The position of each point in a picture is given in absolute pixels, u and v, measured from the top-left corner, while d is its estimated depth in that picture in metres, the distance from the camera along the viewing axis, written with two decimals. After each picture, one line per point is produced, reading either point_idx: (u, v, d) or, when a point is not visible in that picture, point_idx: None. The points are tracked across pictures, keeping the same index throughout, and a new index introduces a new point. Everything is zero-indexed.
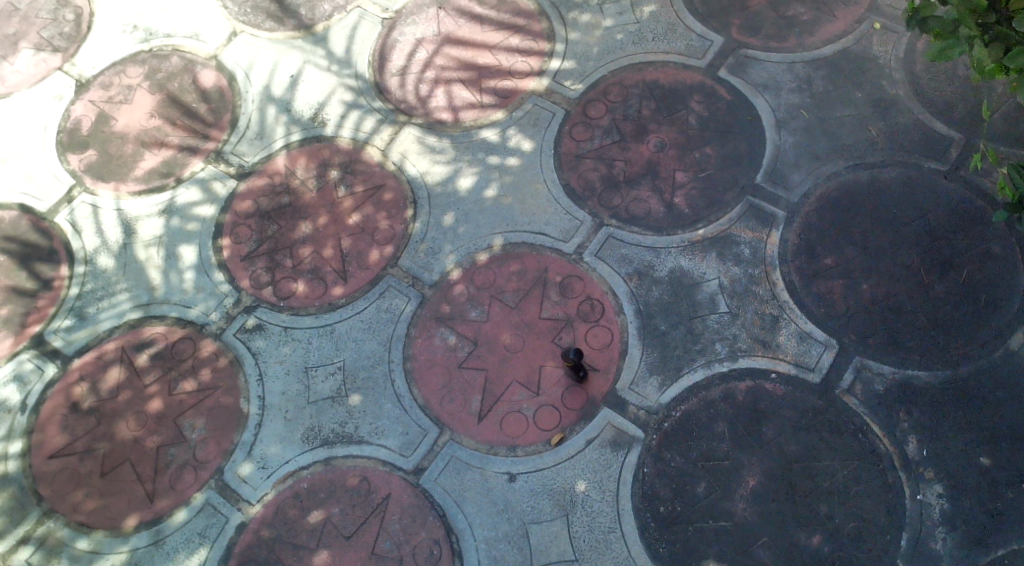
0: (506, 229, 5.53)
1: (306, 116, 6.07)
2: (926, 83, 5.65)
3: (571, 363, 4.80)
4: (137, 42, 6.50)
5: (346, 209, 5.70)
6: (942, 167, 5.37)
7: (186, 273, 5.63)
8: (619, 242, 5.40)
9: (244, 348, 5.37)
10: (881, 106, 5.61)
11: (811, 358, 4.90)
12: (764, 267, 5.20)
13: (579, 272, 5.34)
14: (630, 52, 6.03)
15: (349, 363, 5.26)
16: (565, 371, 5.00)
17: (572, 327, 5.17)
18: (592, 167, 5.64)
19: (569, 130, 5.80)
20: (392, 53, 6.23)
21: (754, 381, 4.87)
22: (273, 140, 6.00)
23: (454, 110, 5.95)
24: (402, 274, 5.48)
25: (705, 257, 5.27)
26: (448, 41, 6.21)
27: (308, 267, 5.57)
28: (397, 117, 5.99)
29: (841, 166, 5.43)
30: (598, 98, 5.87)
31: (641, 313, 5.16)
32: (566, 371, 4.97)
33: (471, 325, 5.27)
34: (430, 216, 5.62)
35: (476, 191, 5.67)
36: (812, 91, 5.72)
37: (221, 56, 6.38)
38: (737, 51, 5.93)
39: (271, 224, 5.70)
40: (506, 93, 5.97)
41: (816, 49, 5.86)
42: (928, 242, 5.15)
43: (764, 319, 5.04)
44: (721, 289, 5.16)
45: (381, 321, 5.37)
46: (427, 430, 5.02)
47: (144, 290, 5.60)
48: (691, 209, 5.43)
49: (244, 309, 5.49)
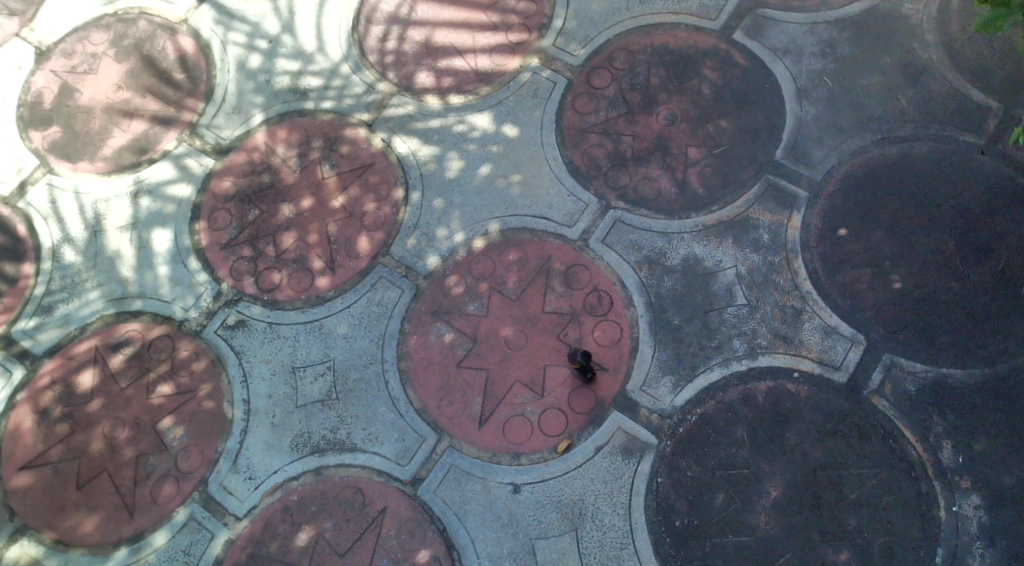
0: (505, 213, 5.11)
1: (286, 87, 5.57)
2: (961, 46, 5.18)
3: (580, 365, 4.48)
4: (102, 5, 5.96)
5: (331, 192, 5.26)
6: (978, 140, 4.93)
7: (162, 264, 5.21)
8: (628, 227, 4.98)
9: (226, 347, 4.99)
10: (911, 71, 5.14)
11: (836, 356, 4.54)
12: (785, 254, 4.80)
13: (585, 261, 4.94)
14: (636, 12, 5.51)
15: (339, 363, 4.90)
16: (573, 371, 4.67)
17: (578, 323, 4.79)
18: (597, 144, 5.19)
19: (571, 102, 5.32)
20: (378, 16, 5.70)
21: (776, 381, 4.52)
22: (251, 115, 5.51)
23: (447, 80, 5.47)
24: (395, 263, 5.08)
25: (721, 243, 4.87)
26: (439, 1, 5.68)
27: (294, 256, 5.15)
28: (384, 88, 5.50)
29: (869, 140, 4.99)
30: (603, 65, 5.38)
31: (653, 306, 4.78)
32: (574, 372, 4.64)
33: (470, 320, 4.89)
34: (422, 199, 5.19)
35: (472, 171, 5.23)
36: (836, 56, 5.24)
37: (194, 20, 5.84)
38: (754, 10, 5.42)
39: (252, 209, 5.26)
40: (502, 60, 5.48)
41: (840, 7, 5.35)
42: (963, 225, 4.75)
43: (786, 312, 4.67)
44: (738, 279, 4.77)
45: (372, 317, 4.99)
46: (424, 436, 4.70)
47: (116, 284, 5.18)
48: (705, 190, 5.01)
49: (226, 303, 5.09)
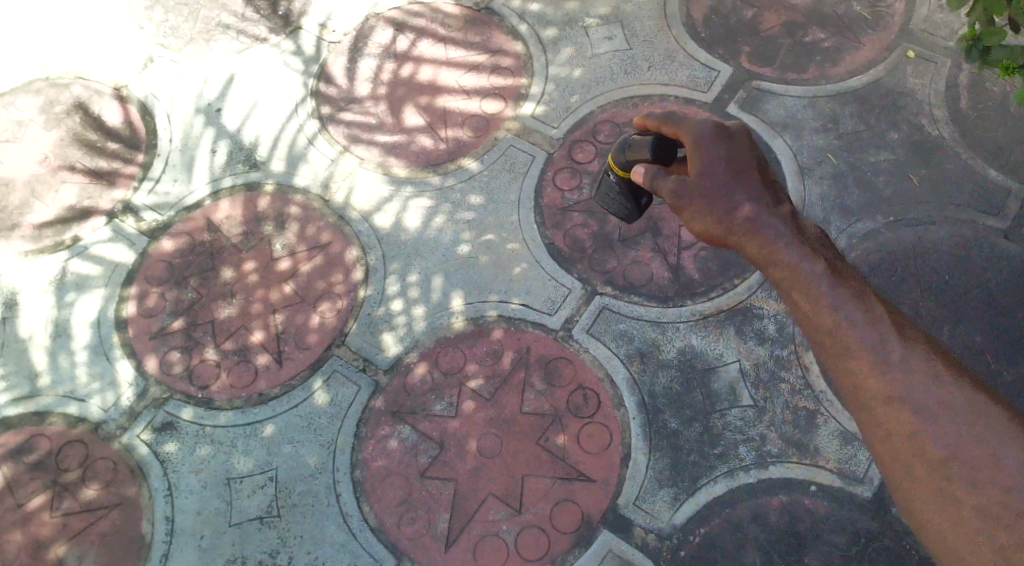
0: (479, 298, 4.52)
1: (236, 157, 4.95)
2: (972, 122, 4.77)
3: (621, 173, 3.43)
4: (33, 70, 5.25)
5: (279, 272, 4.61)
6: (1000, 225, 4.50)
7: (81, 357, 4.49)
8: (616, 314, 4.43)
9: (150, 454, 4.28)
10: (920, 149, 4.71)
11: (859, 467, 4.04)
12: (794, 348, 4.28)
13: (568, 355, 4.36)
14: (621, 83, 5.04)
15: (283, 473, 4.20)
16: (612, 184, 3.58)
17: (562, 426, 4.20)
18: (581, 224, 4.67)
19: (552, 177, 4.80)
20: (345, 77, 5.15)
21: (789, 497, 4.01)
22: (192, 188, 4.87)
23: (417, 153, 4.91)
24: (351, 355, 4.44)
25: (722, 336, 4.33)
26: (418, 63, 5.16)
27: (235, 346, 4.47)
28: (345, 158, 4.92)
29: (880, 223, 4.54)
30: (586, 138, 4.89)
31: (647, 408, 4.21)
32: (616, 181, 3.52)
33: (436, 421, 4.25)
34: (386, 282, 4.59)
35: (441, 250, 4.65)
36: (840, 131, 4.79)
37: (135, 85, 5.18)
38: (747, 82, 4.97)
39: (189, 292, 4.58)
40: (476, 131, 4.95)
41: (840, 81, 4.93)
42: (991, 315, 4.26)
43: (798, 415, 4.15)
44: (742, 375, 4.24)
45: (324, 417, 4.31)
46: (380, 561, 4.02)
47: (25, 378, 4.45)
48: (702, 275, 4.48)
49: (152, 401, 4.39)
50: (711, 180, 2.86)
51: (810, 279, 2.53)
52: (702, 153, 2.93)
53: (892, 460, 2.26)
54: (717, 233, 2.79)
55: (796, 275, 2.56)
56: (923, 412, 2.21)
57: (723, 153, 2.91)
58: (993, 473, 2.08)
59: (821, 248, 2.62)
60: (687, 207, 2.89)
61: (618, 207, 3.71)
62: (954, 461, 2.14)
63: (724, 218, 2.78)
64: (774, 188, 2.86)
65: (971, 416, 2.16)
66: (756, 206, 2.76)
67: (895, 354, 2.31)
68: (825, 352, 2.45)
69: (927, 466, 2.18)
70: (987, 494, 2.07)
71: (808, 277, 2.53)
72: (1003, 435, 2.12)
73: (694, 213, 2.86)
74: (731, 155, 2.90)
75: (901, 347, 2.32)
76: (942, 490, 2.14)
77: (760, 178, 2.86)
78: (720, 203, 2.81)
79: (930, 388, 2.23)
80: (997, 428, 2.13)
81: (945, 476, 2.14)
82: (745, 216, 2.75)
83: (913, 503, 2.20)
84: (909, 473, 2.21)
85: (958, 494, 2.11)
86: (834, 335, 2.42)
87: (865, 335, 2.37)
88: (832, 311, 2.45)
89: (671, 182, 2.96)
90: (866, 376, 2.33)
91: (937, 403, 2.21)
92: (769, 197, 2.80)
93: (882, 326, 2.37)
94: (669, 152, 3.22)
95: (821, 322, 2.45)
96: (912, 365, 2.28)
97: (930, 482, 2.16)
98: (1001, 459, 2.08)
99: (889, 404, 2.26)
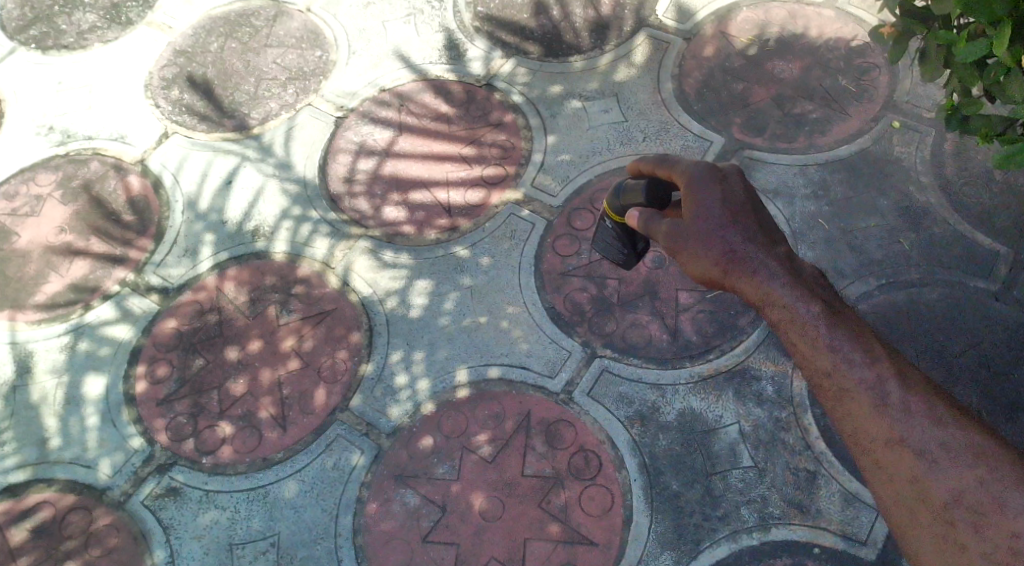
0: (481, 361, 4.60)
1: (246, 227, 5.10)
2: (958, 189, 4.92)
3: (616, 217, 3.52)
4: (53, 146, 5.46)
5: (285, 338, 4.70)
6: (990, 287, 4.60)
7: (88, 423, 4.55)
8: (616, 376, 4.50)
9: (153, 520, 4.29)
10: (909, 214, 4.85)
11: (861, 528, 4.03)
12: (793, 408, 4.33)
13: (569, 417, 4.41)
14: (617, 153, 5.22)
15: (285, 537, 4.21)
16: (608, 227, 3.65)
17: (563, 488, 4.22)
18: (580, 288, 4.77)
19: (551, 243, 4.94)
20: (351, 149, 5.34)
21: (793, 558, 4.00)
22: (202, 257, 5.00)
23: (420, 221, 5.05)
24: (354, 419, 4.48)
25: (721, 397, 4.38)
26: (422, 135, 5.35)
27: (240, 412, 4.52)
28: (351, 227, 5.07)
29: (873, 285, 4.64)
30: (584, 206, 5.05)
31: (648, 470, 4.24)
32: (611, 225, 3.62)
33: (438, 484, 4.27)
34: (389, 347, 4.67)
35: (444, 315, 4.75)
36: (830, 198, 4.94)
37: (150, 160, 5.38)
38: (739, 152, 5.15)
39: (196, 358, 4.66)
40: (478, 200, 5.11)
41: (829, 150, 5.11)
42: (986, 376, 4.32)
43: (799, 476, 4.17)
44: (742, 437, 4.28)
45: (327, 481, 4.34)
46: None
47: (33, 445, 4.50)
48: (700, 337, 4.56)
49: (157, 467, 4.42)
50: (707, 223, 2.93)
51: (810, 321, 2.62)
52: (697, 198, 2.99)
53: (896, 503, 2.35)
54: (715, 276, 2.88)
55: (793, 318, 2.66)
56: (924, 456, 2.32)
57: (719, 199, 2.97)
58: (995, 513, 2.18)
59: (819, 291, 2.72)
60: (680, 251, 2.98)
61: (614, 251, 3.74)
62: (957, 505, 2.24)
63: (722, 260, 2.86)
64: (770, 228, 2.94)
65: (972, 457, 2.27)
66: (756, 247, 2.85)
67: (895, 397, 2.42)
68: (826, 395, 2.55)
69: (930, 508, 2.28)
70: (991, 538, 2.17)
71: (805, 320, 2.63)
72: (1004, 476, 2.22)
73: (689, 258, 2.95)
74: (726, 197, 2.98)
75: (900, 389, 2.43)
76: (948, 532, 2.24)
77: (756, 219, 2.95)
78: (718, 246, 2.88)
79: (931, 430, 2.35)
80: (997, 469, 2.24)
81: (948, 519, 2.24)
82: (745, 257, 2.83)
83: (917, 546, 2.29)
84: (912, 516, 2.31)
85: (962, 536, 2.21)
86: (833, 377, 2.53)
87: (864, 377, 2.48)
88: (831, 353, 2.55)
89: (665, 225, 3.04)
90: (867, 420, 2.43)
91: (938, 446, 2.32)
92: (765, 239, 2.88)
93: (881, 367, 2.48)
94: (663, 195, 3.25)
95: (821, 365, 2.56)
96: (912, 409, 2.39)
97: (936, 525, 2.26)
98: (1003, 500, 2.19)
99: (892, 449, 2.37)
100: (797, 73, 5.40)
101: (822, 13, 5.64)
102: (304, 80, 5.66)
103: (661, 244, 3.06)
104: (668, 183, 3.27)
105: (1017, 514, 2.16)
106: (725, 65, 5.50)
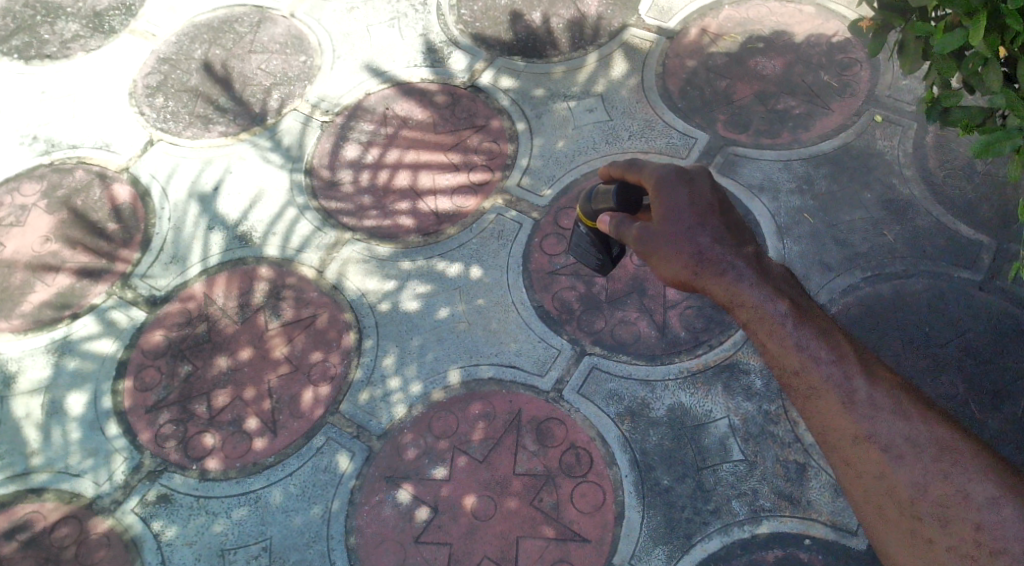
0: (470, 361, 4.60)
1: (233, 233, 5.09)
2: (941, 182, 4.96)
3: (590, 224, 3.54)
4: (37, 155, 5.44)
5: (274, 343, 4.69)
6: (974, 277, 4.64)
7: (75, 433, 4.53)
8: (606, 373, 4.51)
9: (143, 528, 4.27)
10: (893, 207, 4.89)
11: (851, 518, 4.05)
12: (782, 402, 4.34)
13: (560, 415, 4.41)
14: (603, 152, 5.24)
15: (277, 542, 4.19)
16: (583, 234, 3.68)
17: (554, 486, 4.23)
18: (568, 286, 4.79)
19: (539, 243, 4.95)
20: (337, 153, 5.34)
21: (785, 550, 4.01)
22: (189, 265, 4.99)
23: (407, 224, 5.06)
24: (345, 422, 4.48)
25: (710, 391, 4.40)
26: (407, 138, 5.36)
27: (230, 418, 4.51)
28: (338, 230, 5.07)
29: (859, 278, 4.67)
30: (570, 205, 5.06)
31: (639, 466, 4.25)
32: (586, 232, 3.65)
33: (429, 485, 4.27)
34: (378, 350, 4.67)
35: (432, 317, 4.74)
36: (814, 192, 4.98)
37: (136, 168, 5.37)
38: (725, 148, 5.18)
39: (184, 365, 4.65)
40: (464, 201, 5.12)
41: (813, 145, 5.14)
42: (971, 365, 4.35)
43: (789, 468, 4.19)
44: (732, 430, 4.29)
45: (318, 485, 4.33)
46: None
47: (20, 456, 4.47)
48: (689, 333, 4.58)
49: (146, 475, 4.40)
50: (679, 227, 2.91)
51: (779, 321, 2.63)
52: (665, 201, 2.99)
53: (864, 498, 2.39)
54: (685, 278, 2.85)
55: (761, 315, 2.67)
56: (892, 452, 2.36)
57: (691, 199, 2.97)
58: (960, 506, 2.24)
59: (788, 290, 2.72)
60: (653, 254, 2.94)
61: (590, 257, 3.80)
62: (925, 500, 2.29)
63: (691, 261, 2.84)
64: (738, 227, 2.93)
65: (938, 451, 2.33)
66: (725, 248, 2.84)
67: (861, 393, 2.45)
68: (792, 393, 2.56)
69: (898, 505, 2.32)
70: (957, 530, 2.22)
71: (772, 319, 2.64)
72: (968, 470, 2.28)
73: (660, 261, 2.91)
74: (694, 197, 2.97)
75: (867, 386, 2.46)
76: (915, 527, 2.29)
77: (723, 219, 2.93)
78: (691, 247, 2.86)
79: (897, 426, 2.39)
80: (962, 463, 2.29)
81: (916, 515, 2.29)
82: (715, 257, 2.82)
83: (886, 541, 2.34)
84: (881, 512, 2.35)
85: (929, 529, 2.26)
86: (801, 376, 2.53)
87: (831, 374, 2.50)
88: (798, 352, 2.56)
89: (636, 230, 3.02)
90: (836, 417, 2.45)
91: (903, 441, 2.37)
92: (733, 239, 2.87)
93: (847, 364, 2.50)
94: (632, 200, 3.25)
95: (789, 363, 2.56)
96: (879, 404, 2.42)
97: (904, 519, 2.31)
98: (969, 492, 2.25)
99: (860, 445, 2.40)
100: (780, 69, 5.44)
101: (803, 10, 5.68)
102: (288, 86, 5.66)
103: (631, 247, 3.04)
104: (637, 188, 3.27)
105: (981, 507, 2.21)
106: (708, 63, 5.54)
